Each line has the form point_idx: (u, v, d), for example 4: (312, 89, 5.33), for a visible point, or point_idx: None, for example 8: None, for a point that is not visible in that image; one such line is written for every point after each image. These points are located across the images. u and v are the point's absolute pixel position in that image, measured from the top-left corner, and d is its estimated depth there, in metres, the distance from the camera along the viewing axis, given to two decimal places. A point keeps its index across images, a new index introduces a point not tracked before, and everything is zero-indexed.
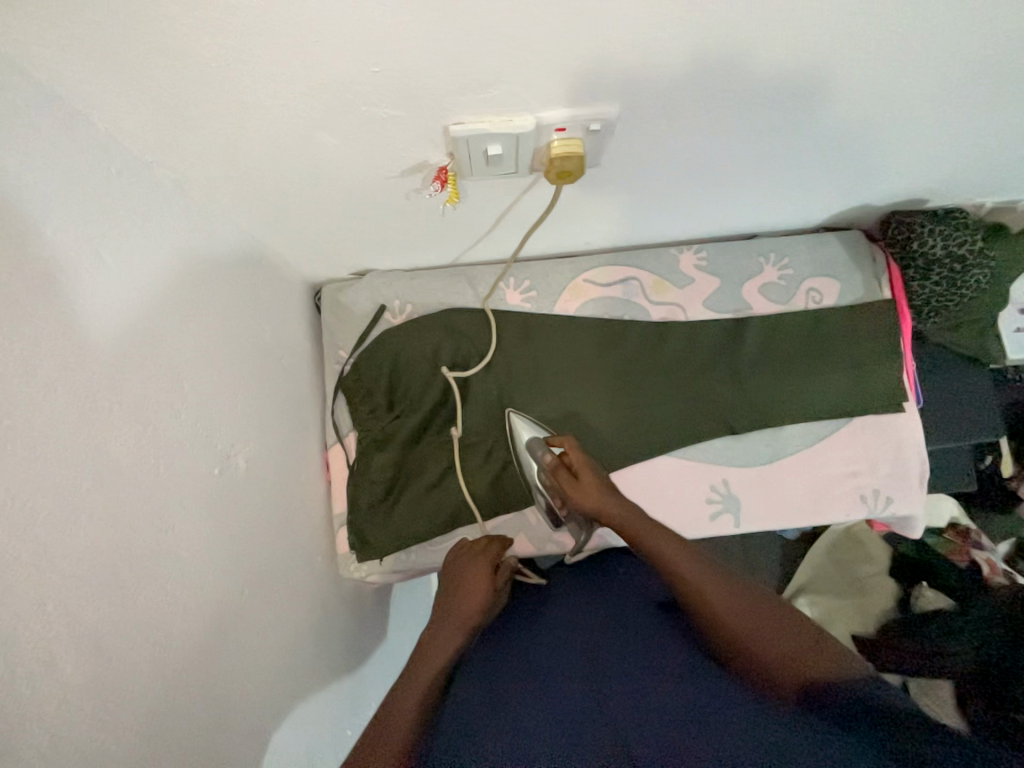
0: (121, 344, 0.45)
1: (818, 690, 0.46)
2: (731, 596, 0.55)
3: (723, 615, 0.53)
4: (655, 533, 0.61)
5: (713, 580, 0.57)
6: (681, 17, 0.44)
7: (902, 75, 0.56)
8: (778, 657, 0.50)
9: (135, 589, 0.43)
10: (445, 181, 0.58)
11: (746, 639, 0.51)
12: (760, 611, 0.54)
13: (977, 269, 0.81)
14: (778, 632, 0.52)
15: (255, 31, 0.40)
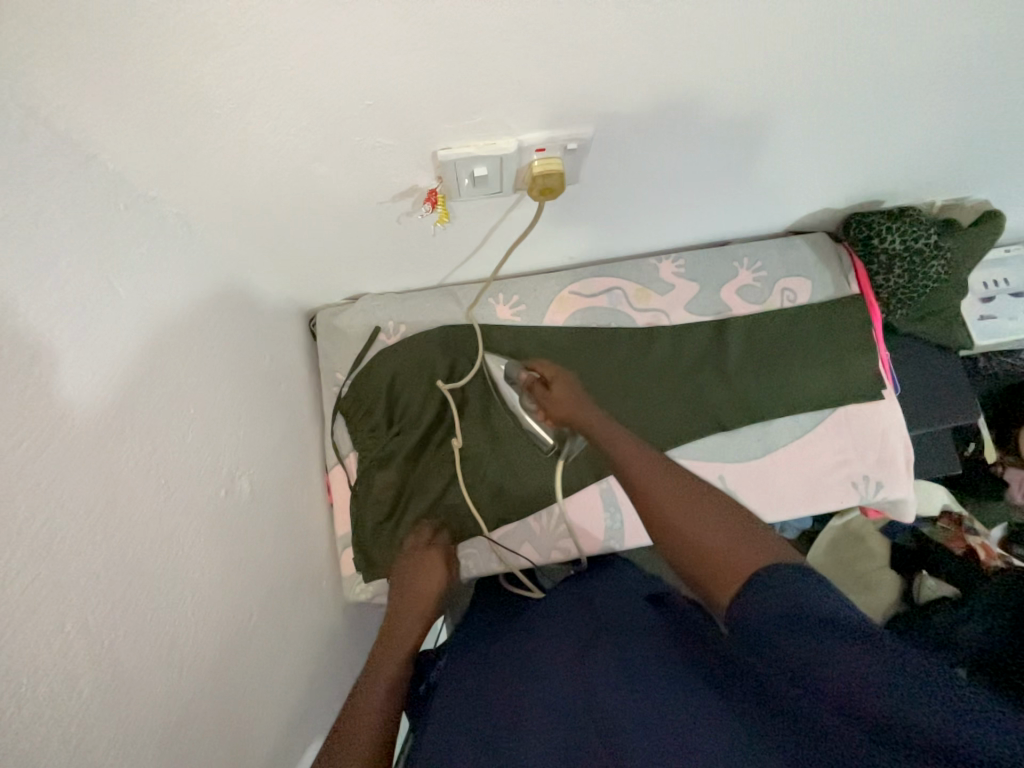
0: (131, 370, 0.46)
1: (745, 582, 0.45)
2: (682, 499, 0.55)
3: (665, 509, 0.55)
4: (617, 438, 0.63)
5: (664, 478, 0.57)
6: (644, 44, 0.49)
7: (847, 87, 0.61)
8: (712, 549, 0.49)
9: (149, 609, 0.43)
10: (435, 203, 0.62)
11: (685, 535, 0.52)
12: (711, 515, 0.52)
13: (936, 261, 0.88)
14: (721, 530, 0.50)
15: (258, 71, 0.43)
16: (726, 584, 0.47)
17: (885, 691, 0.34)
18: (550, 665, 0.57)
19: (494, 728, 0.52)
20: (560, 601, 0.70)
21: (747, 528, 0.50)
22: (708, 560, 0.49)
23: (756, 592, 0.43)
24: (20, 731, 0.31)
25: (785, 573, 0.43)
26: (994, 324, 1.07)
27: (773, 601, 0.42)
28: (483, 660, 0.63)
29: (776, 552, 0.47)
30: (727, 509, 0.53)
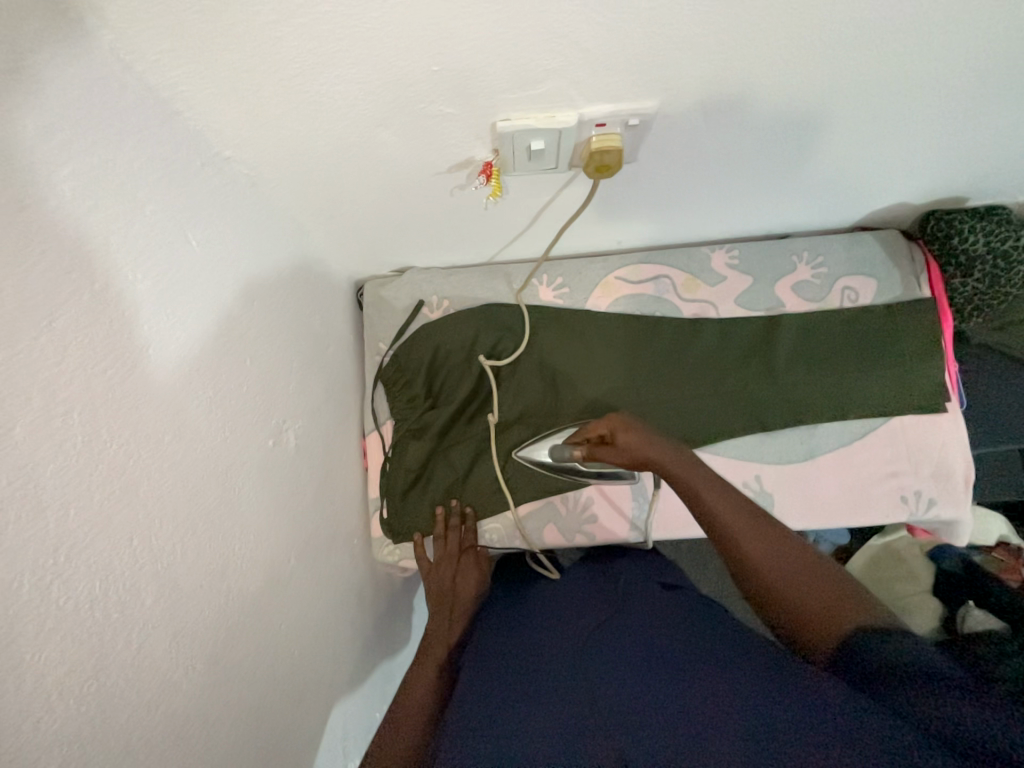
0: (202, 319, 0.49)
1: (850, 639, 0.43)
2: (775, 546, 0.52)
3: (759, 557, 0.52)
4: (692, 476, 0.60)
5: (745, 518, 0.55)
6: (722, 21, 0.47)
7: (946, 69, 0.56)
8: (812, 610, 0.47)
9: (205, 537, 0.46)
10: (489, 176, 0.62)
11: (774, 585, 0.50)
12: (808, 569, 0.50)
13: (1022, 264, 0.81)
14: (814, 584, 0.49)
15: (334, 32, 0.44)
16: (821, 636, 0.45)
17: (931, 710, 0.36)
18: (569, 652, 0.59)
19: (518, 700, 0.53)
20: (583, 599, 0.71)
21: (841, 581, 0.49)
22: (809, 617, 0.47)
23: (864, 640, 0.42)
24: (93, 627, 0.34)
25: (894, 634, 0.42)
26: None
27: (872, 653, 0.41)
28: (503, 642, 0.65)
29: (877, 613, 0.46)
30: (809, 556, 0.52)
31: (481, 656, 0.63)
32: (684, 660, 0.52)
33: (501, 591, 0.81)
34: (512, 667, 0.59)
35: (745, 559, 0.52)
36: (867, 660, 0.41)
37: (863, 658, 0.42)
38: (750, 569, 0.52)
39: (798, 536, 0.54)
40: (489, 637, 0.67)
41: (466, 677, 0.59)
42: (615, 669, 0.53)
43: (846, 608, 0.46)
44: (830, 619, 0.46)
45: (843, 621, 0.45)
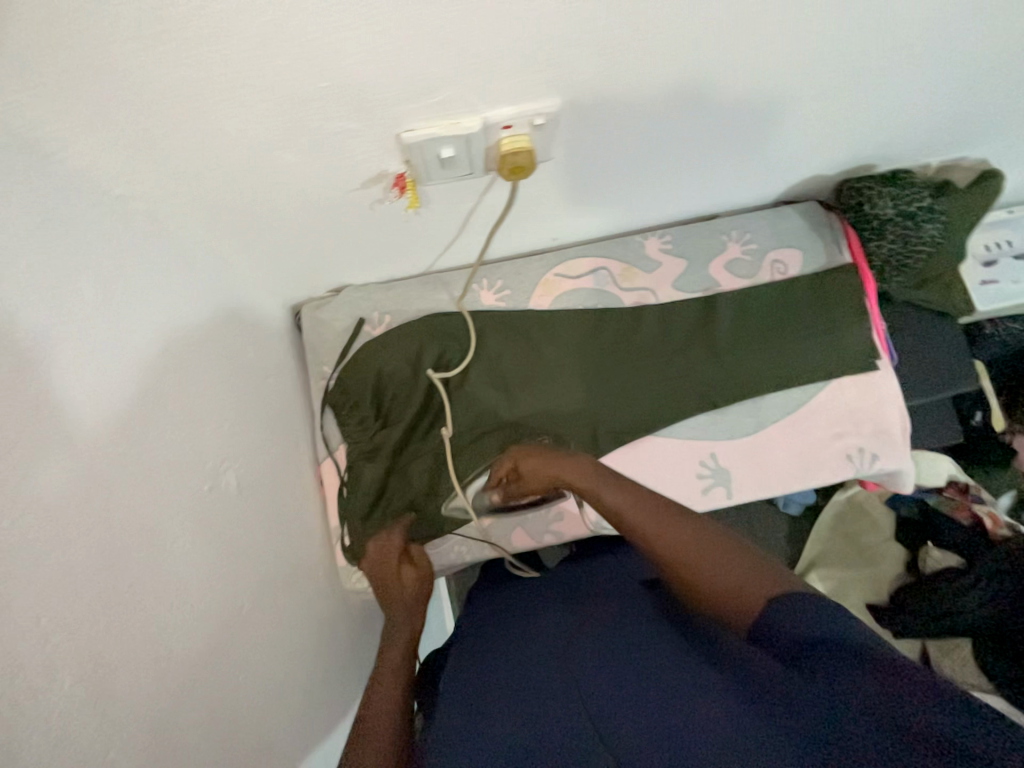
0: (107, 368, 0.47)
1: (758, 612, 0.46)
2: (688, 540, 0.57)
3: (676, 552, 0.56)
4: (604, 488, 0.67)
5: (661, 518, 0.60)
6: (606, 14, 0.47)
7: (828, 46, 0.59)
8: (726, 592, 0.50)
9: (133, 600, 0.44)
10: (404, 188, 0.61)
11: (692, 576, 0.54)
12: (719, 553, 0.54)
13: (930, 224, 0.84)
14: (727, 568, 0.52)
15: (208, 54, 0.42)
16: (741, 615, 0.48)
17: (878, 695, 0.36)
18: (551, 647, 0.59)
19: (504, 702, 0.53)
20: (561, 595, 0.71)
21: (751, 560, 0.53)
22: (727, 600, 0.50)
23: (773, 612, 0.45)
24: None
25: (793, 598, 0.45)
26: (998, 290, 1.03)
27: (784, 625, 0.44)
28: (485, 651, 0.64)
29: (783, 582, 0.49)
30: (720, 542, 0.56)
31: (464, 668, 0.62)
32: (667, 644, 0.53)
33: (474, 603, 0.80)
34: (493, 675, 0.58)
35: (665, 557, 0.57)
36: (784, 634, 0.43)
37: (773, 628, 0.44)
38: (672, 565, 0.56)
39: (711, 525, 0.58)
40: (472, 647, 0.66)
41: (449, 695, 0.58)
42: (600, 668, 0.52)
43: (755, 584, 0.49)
44: (741, 597, 0.49)
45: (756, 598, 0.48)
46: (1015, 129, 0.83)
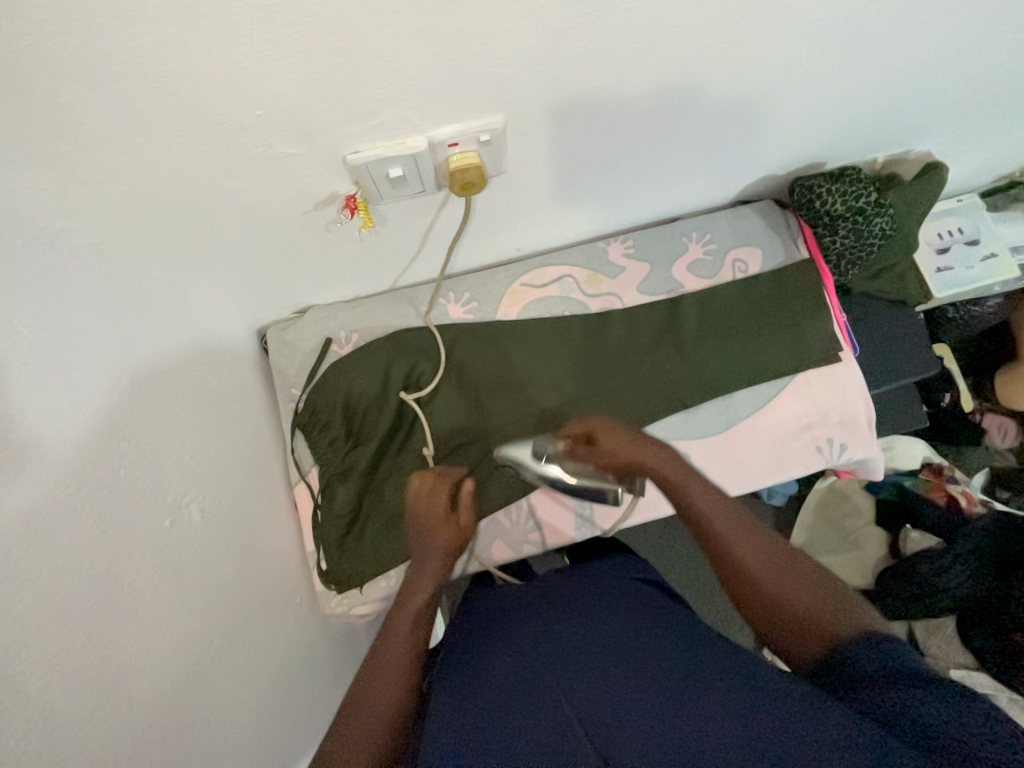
0: (56, 408, 0.46)
1: (841, 646, 0.49)
2: (770, 558, 0.57)
3: (758, 570, 0.56)
4: (693, 489, 0.61)
5: (744, 532, 0.59)
6: (535, 34, 0.48)
7: (759, 55, 0.61)
8: (804, 615, 0.52)
9: (85, 649, 0.42)
10: (355, 209, 0.61)
11: (773, 595, 0.55)
12: (801, 579, 0.55)
13: (879, 218, 0.86)
14: (808, 591, 0.54)
15: (136, 86, 0.42)
16: (812, 648, 0.51)
17: (923, 705, 0.41)
18: (545, 651, 0.58)
19: (500, 707, 0.51)
20: (557, 595, 0.70)
21: (826, 582, 0.55)
22: (808, 625, 0.52)
23: (860, 647, 0.47)
24: None
25: (880, 636, 0.48)
26: (952, 276, 1.06)
27: (851, 661, 0.47)
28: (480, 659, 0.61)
29: (858, 610, 0.52)
30: (801, 561, 0.57)
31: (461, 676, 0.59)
32: (670, 662, 0.52)
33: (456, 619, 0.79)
34: (491, 685, 0.55)
35: (745, 572, 0.56)
36: (853, 666, 0.47)
37: (851, 662, 0.47)
38: (748, 581, 0.56)
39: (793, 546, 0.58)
40: (465, 659, 0.63)
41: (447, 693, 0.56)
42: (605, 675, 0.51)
43: (837, 615, 0.51)
44: (821, 626, 0.51)
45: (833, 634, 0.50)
46: (955, 123, 0.86)
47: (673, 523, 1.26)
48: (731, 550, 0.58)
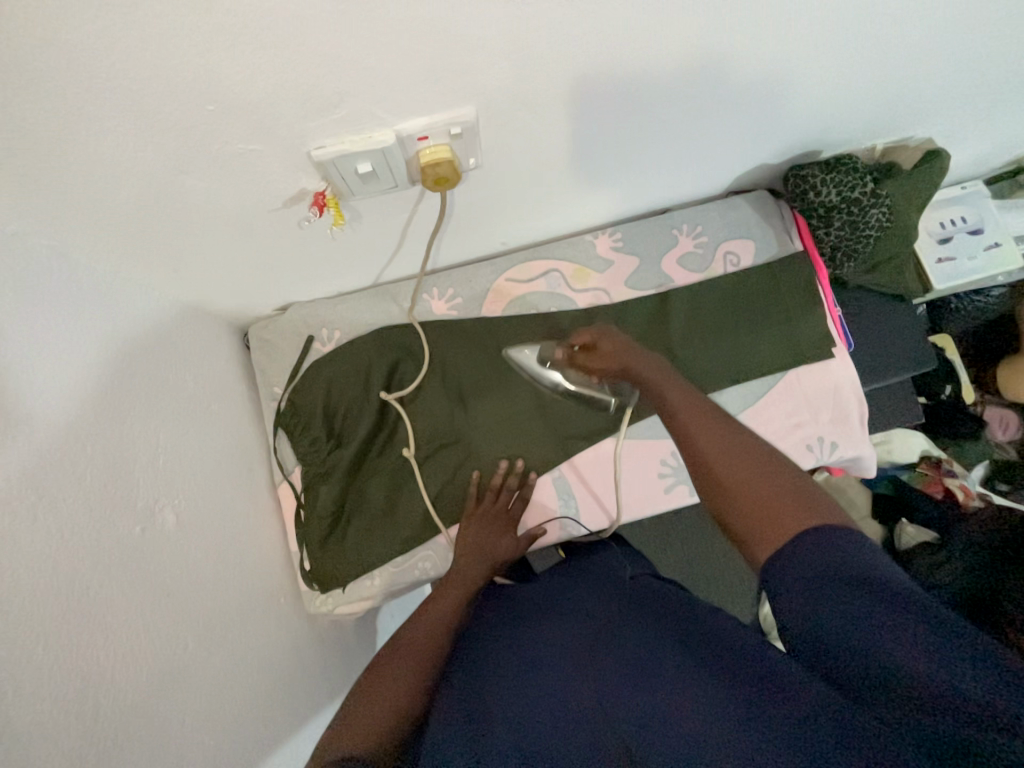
0: (23, 418, 0.45)
1: (788, 540, 0.45)
2: (736, 449, 0.54)
3: (721, 457, 0.54)
4: (667, 386, 0.62)
5: (714, 424, 0.57)
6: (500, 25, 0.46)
7: (743, 43, 0.58)
8: (759, 504, 0.49)
9: (51, 658, 0.42)
10: (324, 205, 0.59)
11: (730, 481, 0.52)
12: (767, 473, 0.52)
13: (874, 209, 0.83)
14: (771, 484, 0.50)
15: (79, 82, 0.40)
16: (765, 540, 0.47)
17: (895, 651, 0.37)
18: (544, 651, 0.58)
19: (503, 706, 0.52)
20: (563, 596, 0.70)
21: (794, 477, 0.51)
22: (758, 515, 0.49)
23: (808, 545, 0.44)
24: None
25: (832, 532, 0.44)
26: (954, 266, 1.03)
27: (805, 562, 0.43)
28: (488, 653, 0.61)
29: (821, 508, 0.47)
30: (772, 457, 0.53)
31: (460, 676, 0.59)
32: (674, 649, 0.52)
33: None
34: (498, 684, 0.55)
35: (706, 457, 0.55)
36: (813, 571, 0.43)
37: (797, 559, 0.44)
38: (709, 467, 0.54)
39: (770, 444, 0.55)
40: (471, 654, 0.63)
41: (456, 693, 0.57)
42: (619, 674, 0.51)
43: (794, 509, 0.47)
44: (771, 519, 0.48)
45: (784, 519, 0.47)
46: (958, 107, 0.83)
47: (663, 518, 1.26)
48: (694, 436, 0.57)
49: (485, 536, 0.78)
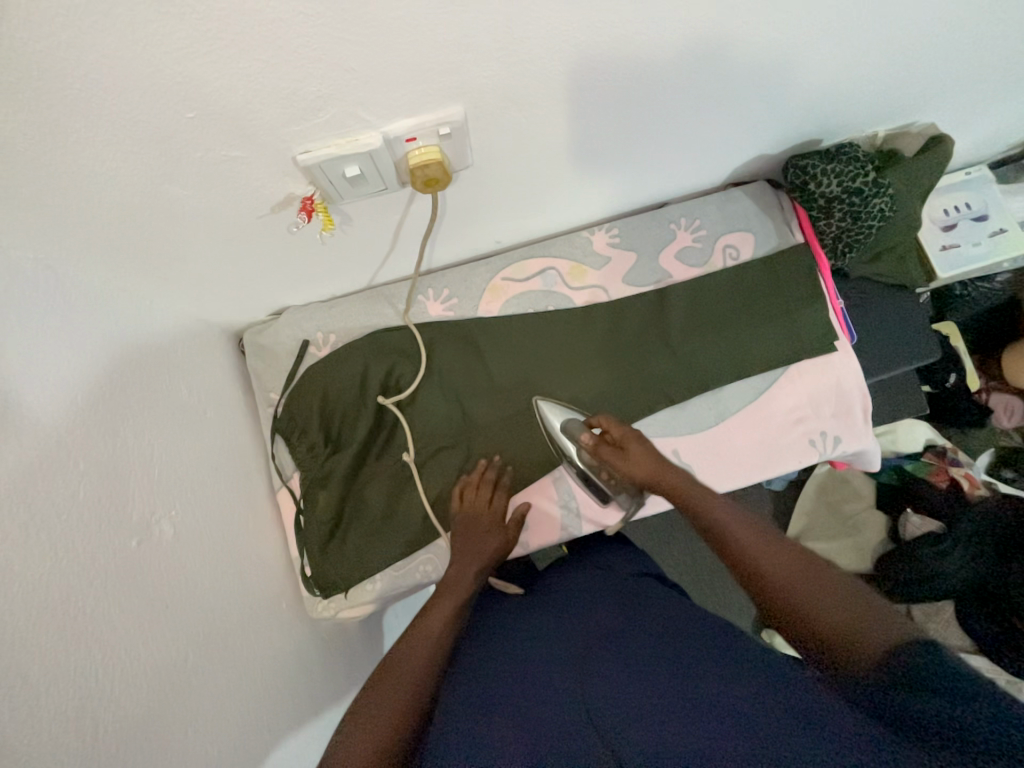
0: (17, 435, 0.44)
1: (868, 669, 0.40)
2: (788, 570, 0.52)
3: (776, 579, 0.51)
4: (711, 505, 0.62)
5: (764, 546, 0.55)
6: (487, 24, 0.45)
7: (739, 38, 0.57)
8: (828, 630, 0.45)
9: (49, 679, 0.41)
10: (313, 210, 0.58)
11: (792, 606, 0.49)
12: (829, 590, 0.48)
13: (877, 198, 0.81)
14: (833, 602, 0.47)
15: (52, 93, 0.39)
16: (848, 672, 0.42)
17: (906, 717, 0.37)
18: (554, 656, 0.58)
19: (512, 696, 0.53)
20: (576, 596, 0.70)
21: (860, 592, 0.47)
22: (829, 643, 0.44)
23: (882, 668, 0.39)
24: None
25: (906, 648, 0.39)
26: (958, 253, 1.01)
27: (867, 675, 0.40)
28: (499, 653, 0.62)
29: (893, 618, 0.43)
30: (830, 573, 0.50)
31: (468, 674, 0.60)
32: (678, 661, 0.52)
33: None
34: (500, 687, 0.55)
35: (764, 582, 0.52)
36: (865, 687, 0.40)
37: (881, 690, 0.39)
38: (769, 594, 0.51)
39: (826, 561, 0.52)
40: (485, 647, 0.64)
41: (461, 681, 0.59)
42: (628, 685, 0.50)
43: (866, 626, 0.43)
44: (848, 644, 0.43)
45: (856, 640, 0.43)
46: (963, 91, 0.80)
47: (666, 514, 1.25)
48: (750, 565, 0.54)
49: (474, 541, 0.77)
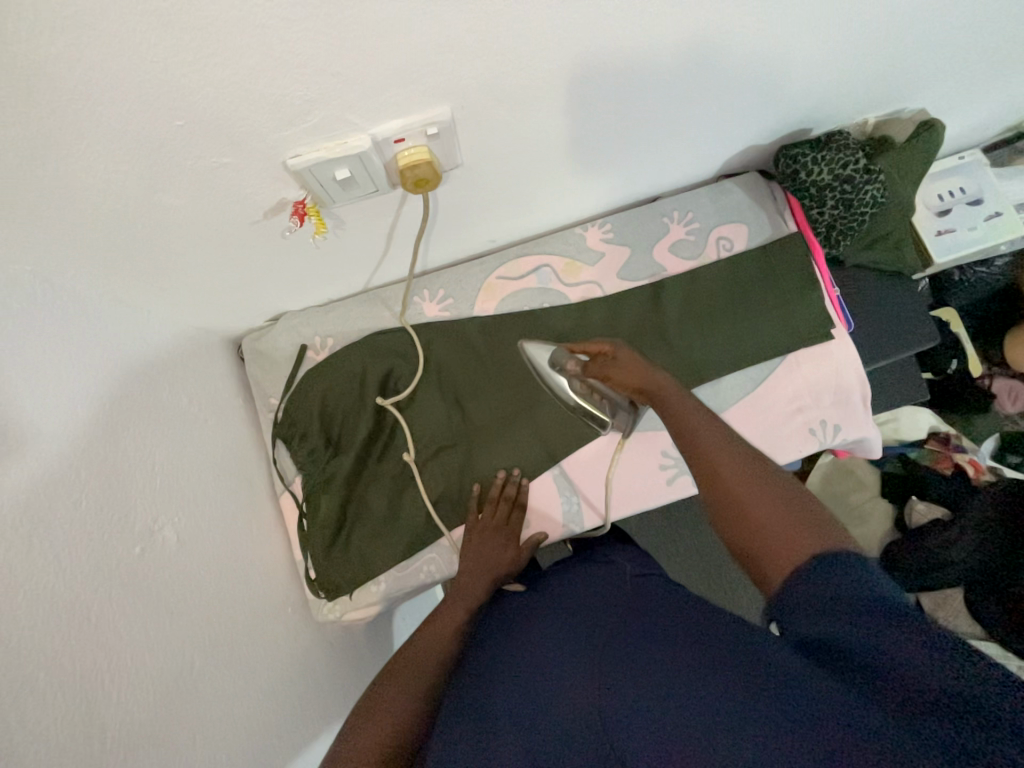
0: (19, 445, 0.45)
1: (797, 570, 0.45)
2: (745, 475, 0.54)
3: (733, 481, 0.54)
4: (688, 409, 0.62)
5: (729, 452, 0.57)
6: (468, 24, 0.46)
7: (721, 29, 0.57)
8: (771, 536, 0.49)
9: (55, 682, 0.42)
10: (305, 214, 0.59)
11: (745, 505, 0.52)
12: (782, 500, 0.51)
13: (868, 185, 0.81)
14: (784, 511, 0.50)
15: (43, 106, 0.40)
16: (778, 569, 0.47)
17: (893, 657, 0.36)
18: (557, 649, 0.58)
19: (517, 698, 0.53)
20: (579, 588, 0.70)
21: (809, 508, 0.51)
22: (770, 544, 0.49)
23: (823, 572, 0.43)
24: None
25: (844, 560, 0.43)
26: (954, 238, 1.00)
27: (810, 583, 0.43)
28: (504, 651, 0.62)
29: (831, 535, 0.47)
30: (784, 485, 0.53)
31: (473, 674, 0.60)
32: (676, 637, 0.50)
33: None
34: (503, 687, 0.56)
35: (720, 479, 0.55)
36: (814, 590, 0.43)
37: (806, 589, 0.43)
38: (723, 492, 0.54)
39: (781, 474, 0.55)
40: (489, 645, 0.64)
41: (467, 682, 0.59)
42: (626, 674, 0.48)
43: (806, 538, 0.47)
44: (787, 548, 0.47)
45: (796, 548, 0.47)
46: (952, 75, 0.80)
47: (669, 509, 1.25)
48: (712, 464, 0.56)
49: (488, 551, 0.78)
